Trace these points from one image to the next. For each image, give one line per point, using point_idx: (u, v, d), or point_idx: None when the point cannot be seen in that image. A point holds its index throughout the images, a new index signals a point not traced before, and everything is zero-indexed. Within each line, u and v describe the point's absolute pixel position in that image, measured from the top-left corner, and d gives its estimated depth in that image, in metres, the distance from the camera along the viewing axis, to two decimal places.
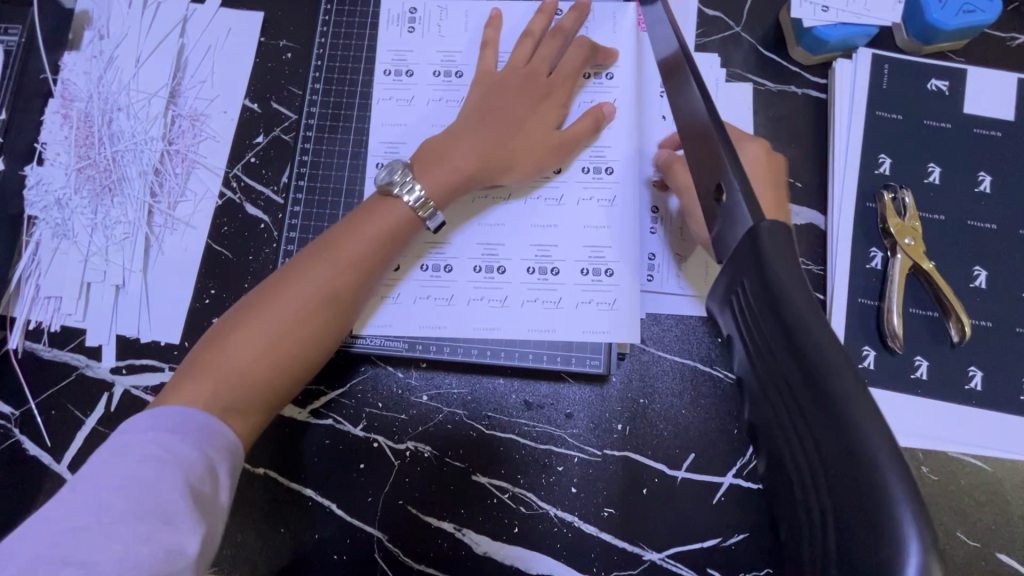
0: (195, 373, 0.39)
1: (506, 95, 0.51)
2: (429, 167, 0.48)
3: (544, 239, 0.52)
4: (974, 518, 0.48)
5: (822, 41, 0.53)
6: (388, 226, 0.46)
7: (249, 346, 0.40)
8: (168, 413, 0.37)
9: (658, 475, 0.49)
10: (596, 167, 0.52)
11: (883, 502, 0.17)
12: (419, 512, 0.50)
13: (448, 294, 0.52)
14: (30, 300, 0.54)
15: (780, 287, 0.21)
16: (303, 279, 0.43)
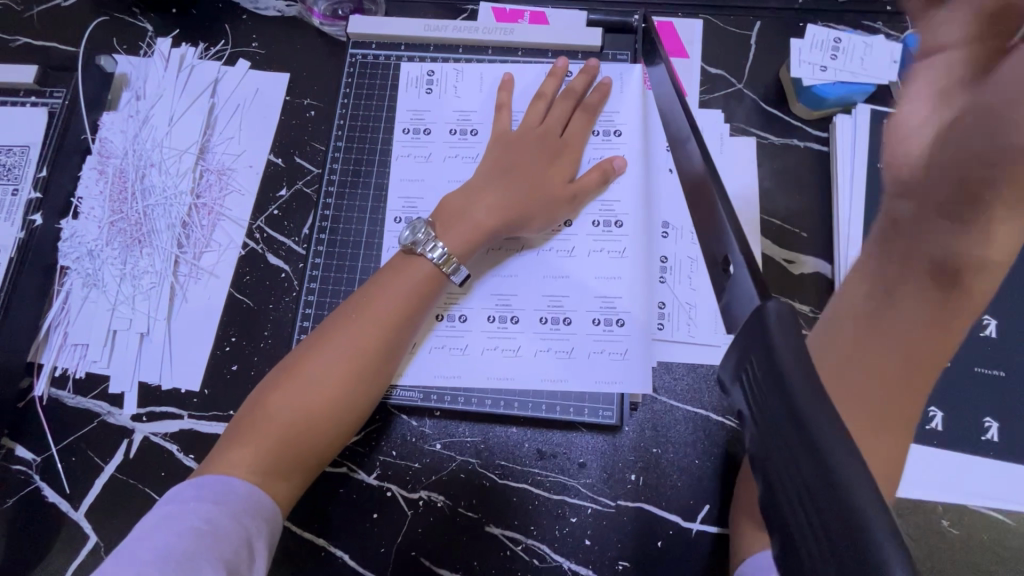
0: (235, 440, 0.42)
1: (522, 153, 0.53)
2: (451, 223, 0.50)
3: (557, 290, 0.53)
4: (997, 574, 0.47)
5: (821, 98, 0.56)
6: (414, 288, 0.47)
7: (285, 412, 0.42)
8: (213, 482, 0.40)
9: (673, 527, 0.49)
10: (606, 220, 0.54)
11: None
12: (432, 564, 0.49)
13: (463, 342, 0.53)
14: (58, 347, 0.55)
15: (786, 370, 0.22)
16: (334, 343, 0.45)
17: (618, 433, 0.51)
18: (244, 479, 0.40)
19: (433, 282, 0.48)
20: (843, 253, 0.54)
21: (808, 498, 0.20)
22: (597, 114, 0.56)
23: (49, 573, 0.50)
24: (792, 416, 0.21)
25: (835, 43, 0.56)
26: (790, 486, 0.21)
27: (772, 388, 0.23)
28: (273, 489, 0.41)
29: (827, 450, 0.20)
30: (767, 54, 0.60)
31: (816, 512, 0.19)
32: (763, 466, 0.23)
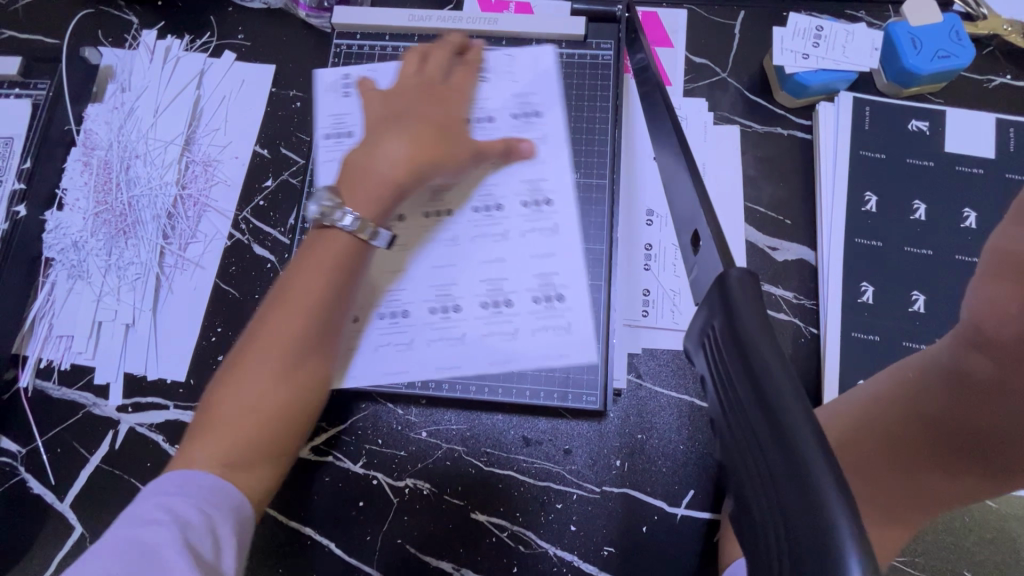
0: (197, 433, 0.38)
1: (419, 102, 0.47)
2: (356, 185, 0.42)
3: (494, 272, 0.52)
4: (978, 555, 0.47)
5: (803, 86, 0.56)
6: (350, 262, 0.41)
7: (239, 409, 0.38)
8: (180, 476, 0.37)
9: (658, 512, 0.49)
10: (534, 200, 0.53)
11: (830, 543, 0.18)
12: (419, 551, 0.49)
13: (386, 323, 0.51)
14: (43, 339, 0.55)
15: (747, 335, 0.23)
16: (267, 329, 0.39)
17: (603, 419, 0.51)
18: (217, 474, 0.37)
19: (354, 254, 0.41)
20: (826, 239, 0.54)
21: (764, 462, 0.21)
22: (478, 65, 0.52)
23: (34, 563, 0.50)
24: (752, 384, 0.22)
25: (817, 31, 0.57)
26: (745, 452, 0.22)
27: (729, 356, 0.23)
28: (246, 476, 0.38)
29: (780, 409, 0.20)
30: (750, 43, 0.61)
31: (772, 478, 0.20)
32: (724, 434, 0.24)
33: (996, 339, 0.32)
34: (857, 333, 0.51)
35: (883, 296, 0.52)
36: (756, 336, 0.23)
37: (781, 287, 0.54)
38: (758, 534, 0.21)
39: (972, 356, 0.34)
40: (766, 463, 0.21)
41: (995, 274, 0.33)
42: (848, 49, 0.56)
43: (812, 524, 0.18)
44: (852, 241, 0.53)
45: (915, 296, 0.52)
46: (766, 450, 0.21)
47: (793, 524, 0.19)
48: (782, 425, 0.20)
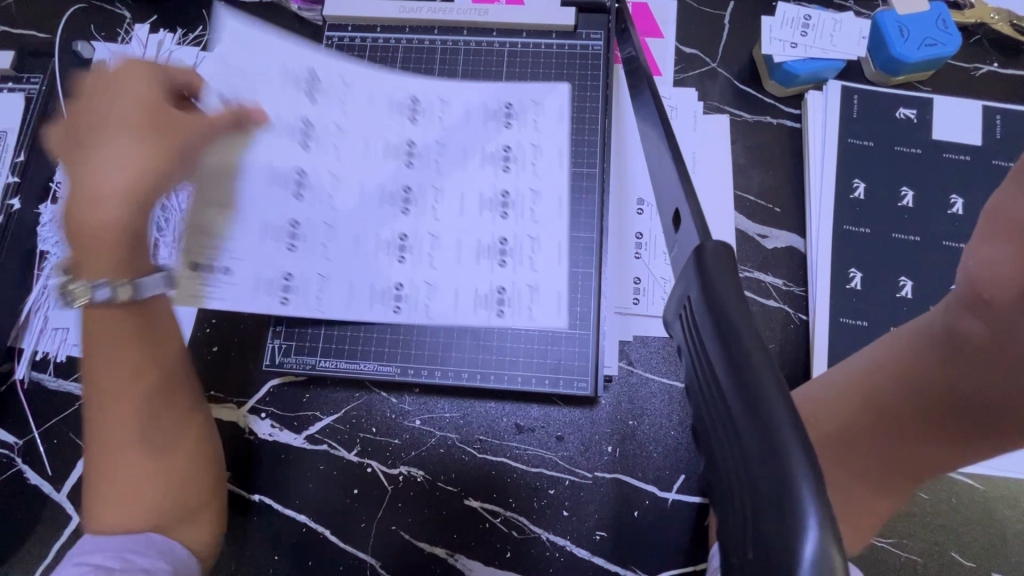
0: (99, 509, 0.41)
1: (95, 125, 0.43)
2: (80, 248, 0.41)
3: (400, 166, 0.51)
4: (966, 537, 0.48)
5: (792, 75, 0.56)
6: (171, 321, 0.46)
7: (141, 474, 0.42)
8: (100, 543, 0.40)
9: (649, 497, 0.50)
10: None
11: (789, 489, 0.18)
12: (413, 538, 0.50)
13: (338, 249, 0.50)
14: (38, 332, 0.56)
15: (720, 302, 0.24)
16: (127, 405, 0.42)
17: (594, 405, 0.52)
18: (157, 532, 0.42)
19: (139, 315, 0.43)
20: (814, 226, 0.54)
21: (733, 424, 0.21)
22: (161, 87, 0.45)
23: (32, 553, 0.51)
24: (722, 347, 0.23)
25: (805, 20, 0.57)
26: (716, 416, 0.22)
27: (703, 324, 0.24)
28: (185, 531, 0.44)
29: (746, 368, 0.21)
30: (739, 33, 0.61)
31: (741, 440, 0.21)
32: (697, 401, 0.24)
33: (993, 304, 0.31)
34: (845, 319, 0.52)
35: (871, 282, 0.53)
36: (728, 304, 0.23)
37: (770, 274, 0.54)
38: (727, 494, 0.21)
39: (964, 321, 0.34)
40: (735, 424, 0.21)
41: (994, 238, 0.30)
42: (837, 37, 0.56)
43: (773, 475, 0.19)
44: (840, 228, 0.54)
45: (902, 282, 0.52)
46: (735, 411, 0.21)
47: (757, 475, 0.20)
48: (750, 387, 0.21)
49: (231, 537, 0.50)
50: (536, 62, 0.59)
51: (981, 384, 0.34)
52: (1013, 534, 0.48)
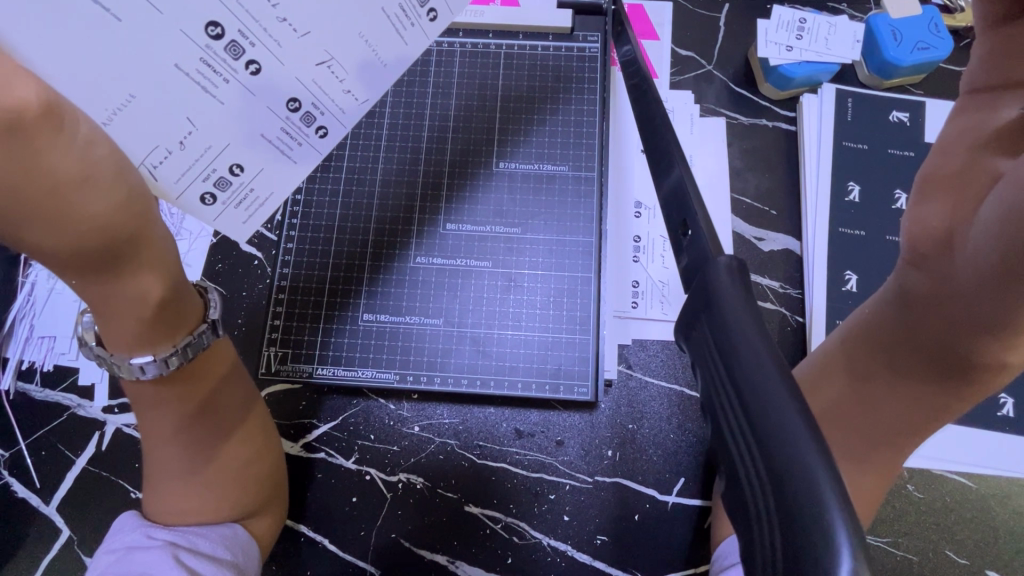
0: (183, 498, 0.44)
1: None
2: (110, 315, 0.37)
3: (380, 60, 0.40)
4: (960, 535, 0.49)
5: (788, 78, 0.57)
6: (229, 362, 0.44)
7: (216, 483, 0.44)
8: (189, 530, 0.43)
9: (649, 501, 0.50)
10: (246, 23, 0.34)
11: (817, 510, 0.18)
12: (413, 545, 0.50)
13: (282, 162, 0.41)
14: (24, 341, 0.54)
15: (729, 324, 0.24)
16: (192, 428, 0.43)
17: (595, 410, 0.52)
18: (231, 523, 0.45)
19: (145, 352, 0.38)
20: (810, 228, 0.55)
21: (752, 437, 0.21)
22: None
23: (20, 568, 0.49)
24: (732, 369, 0.23)
25: (800, 24, 0.57)
26: (732, 427, 0.22)
27: (716, 338, 0.24)
28: (258, 526, 0.46)
29: (763, 396, 0.21)
30: (735, 35, 0.61)
31: (764, 453, 0.20)
32: (708, 416, 0.24)
33: (928, 256, 0.36)
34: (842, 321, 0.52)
35: (866, 285, 0.53)
36: (741, 322, 0.24)
37: (768, 277, 0.55)
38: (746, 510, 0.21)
39: (910, 277, 0.37)
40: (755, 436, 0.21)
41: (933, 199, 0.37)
42: (831, 41, 0.57)
43: (800, 493, 0.19)
44: (835, 230, 0.54)
45: None
46: (754, 423, 0.21)
47: (784, 492, 0.19)
48: (771, 405, 0.21)
49: None
50: (533, 65, 0.58)
51: (940, 328, 0.34)
52: (1005, 531, 0.49)
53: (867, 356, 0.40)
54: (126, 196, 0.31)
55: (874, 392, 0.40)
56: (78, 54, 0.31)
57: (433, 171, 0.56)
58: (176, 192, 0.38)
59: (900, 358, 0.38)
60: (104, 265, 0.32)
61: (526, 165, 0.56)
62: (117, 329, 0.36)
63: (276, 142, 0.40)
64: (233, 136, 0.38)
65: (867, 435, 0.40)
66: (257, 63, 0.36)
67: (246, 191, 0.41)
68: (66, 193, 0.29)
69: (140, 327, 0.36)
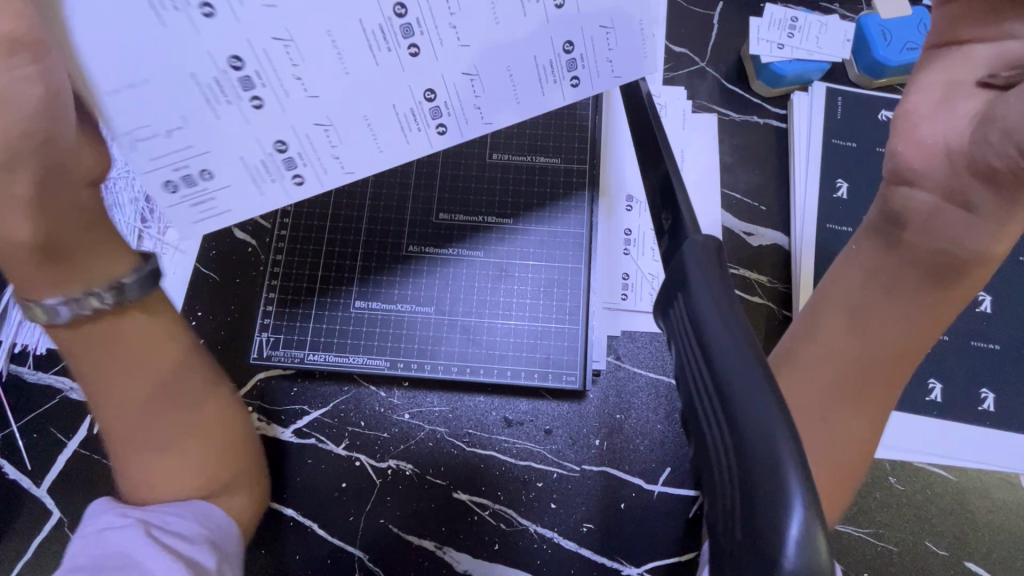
0: (154, 477, 0.44)
1: None
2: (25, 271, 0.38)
3: (367, 151, 0.42)
4: (941, 527, 0.49)
5: (779, 75, 0.57)
6: (164, 332, 0.43)
7: (185, 463, 0.44)
8: (165, 507, 0.43)
9: (635, 489, 0.50)
10: (264, 64, 0.36)
11: (776, 475, 0.19)
12: (401, 531, 0.50)
13: (247, 189, 0.40)
14: (18, 323, 0.54)
15: (704, 298, 0.25)
16: (151, 400, 0.43)
17: (583, 399, 0.53)
18: (207, 503, 0.44)
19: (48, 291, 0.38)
20: (799, 224, 0.55)
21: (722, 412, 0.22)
22: None
23: (11, 548, 0.50)
24: (704, 342, 0.24)
25: (792, 22, 0.58)
26: (702, 392, 0.23)
27: (693, 312, 0.25)
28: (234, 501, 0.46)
29: (733, 367, 0.22)
30: (728, 33, 0.62)
31: (732, 424, 0.21)
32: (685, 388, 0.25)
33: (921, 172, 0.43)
34: None
35: None
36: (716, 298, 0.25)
37: (756, 271, 0.55)
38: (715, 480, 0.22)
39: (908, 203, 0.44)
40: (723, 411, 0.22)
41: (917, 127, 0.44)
42: (822, 39, 0.58)
43: (762, 460, 0.20)
44: (824, 226, 0.55)
45: None
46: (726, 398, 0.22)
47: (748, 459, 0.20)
48: (740, 376, 0.22)
49: None
50: None
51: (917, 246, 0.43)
52: (983, 522, 0.50)
53: (854, 295, 0.45)
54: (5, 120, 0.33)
55: (867, 330, 0.44)
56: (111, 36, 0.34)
57: (428, 161, 0.57)
58: (143, 173, 0.38)
59: (886, 281, 0.44)
60: None
61: (520, 156, 0.57)
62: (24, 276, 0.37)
63: (250, 171, 0.40)
64: (215, 150, 0.38)
65: (856, 375, 0.44)
66: (262, 100, 0.37)
67: (207, 197, 0.40)
68: None
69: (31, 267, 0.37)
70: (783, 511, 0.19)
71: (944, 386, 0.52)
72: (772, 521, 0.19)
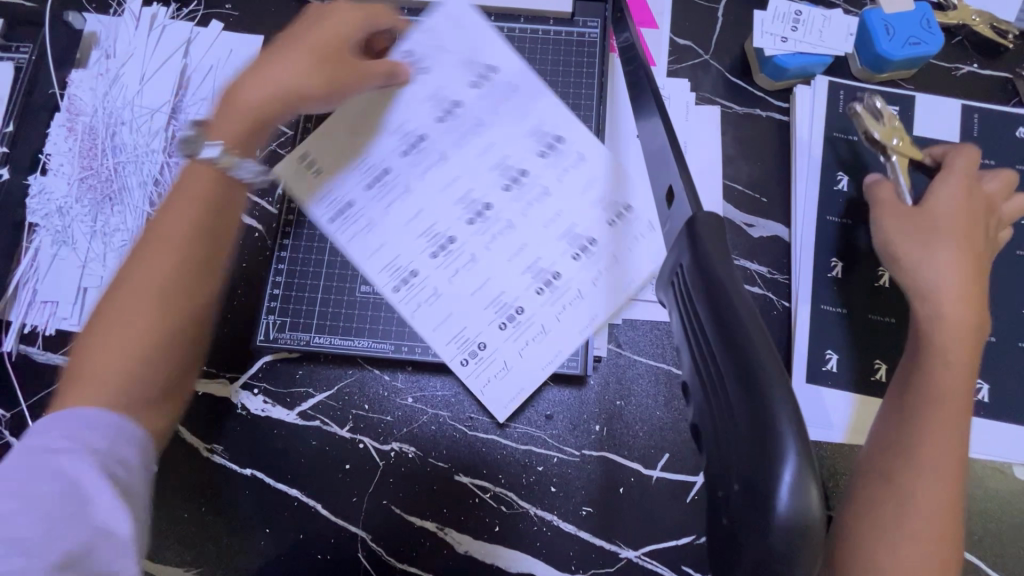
0: (83, 376, 0.36)
1: None
2: (224, 118, 0.44)
3: (491, 292, 0.52)
4: None
5: (782, 69, 0.58)
6: (189, 221, 0.40)
7: (109, 335, 0.36)
8: (69, 416, 0.34)
9: (634, 474, 0.51)
10: (456, 212, 0.53)
11: (767, 422, 0.20)
12: (403, 512, 0.51)
13: (376, 271, 0.52)
14: (27, 304, 0.55)
15: (707, 261, 0.26)
16: (149, 275, 0.38)
17: (584, 385, 0.53)
18: (102, 409, 0.35)
19: (221, 185, 0.42)
20: (799, 216, 0.56)
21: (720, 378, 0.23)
22: None
23: None
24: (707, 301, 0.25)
25: (796, 16, 0.58)
26: (705, 346, 0.25)
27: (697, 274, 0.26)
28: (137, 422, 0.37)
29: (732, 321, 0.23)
30: (732, 27, 0.62)
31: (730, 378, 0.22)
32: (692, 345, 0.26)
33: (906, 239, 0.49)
34: (827, 306, 0.54)
35: (851, 272, 0.54)
36: (716, 260, 0.25)
37: (756, 262, 0.56)
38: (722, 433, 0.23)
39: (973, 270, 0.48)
40: (721, 377, 0.23)
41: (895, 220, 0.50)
42: (825, 33, 0.58)
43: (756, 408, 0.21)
44: (824, 219, 0.56)
45: (881, 271, 0.54)
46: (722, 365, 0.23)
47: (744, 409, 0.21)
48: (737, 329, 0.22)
49: (217, 508, 0.51)
50: (535, 48, 0.59)
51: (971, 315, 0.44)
52: (976, 511, 0.51)
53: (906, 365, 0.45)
54: (277, 93, 0.45)
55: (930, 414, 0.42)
56: (439, 171, 0.53)
57: None
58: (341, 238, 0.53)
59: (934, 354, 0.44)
60: (293, 103, 0.46)
61: None
62: (227, 122, 0.44)
63: (403, 267, 0.52)
64: (417, 240, 0.53)
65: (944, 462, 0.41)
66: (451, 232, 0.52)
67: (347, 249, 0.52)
68: (275, 65, 0.46)
69: (248, 124, 0.44)
70: (777, 457, 0.20)
71: None
72: (766, 465, 0.20)
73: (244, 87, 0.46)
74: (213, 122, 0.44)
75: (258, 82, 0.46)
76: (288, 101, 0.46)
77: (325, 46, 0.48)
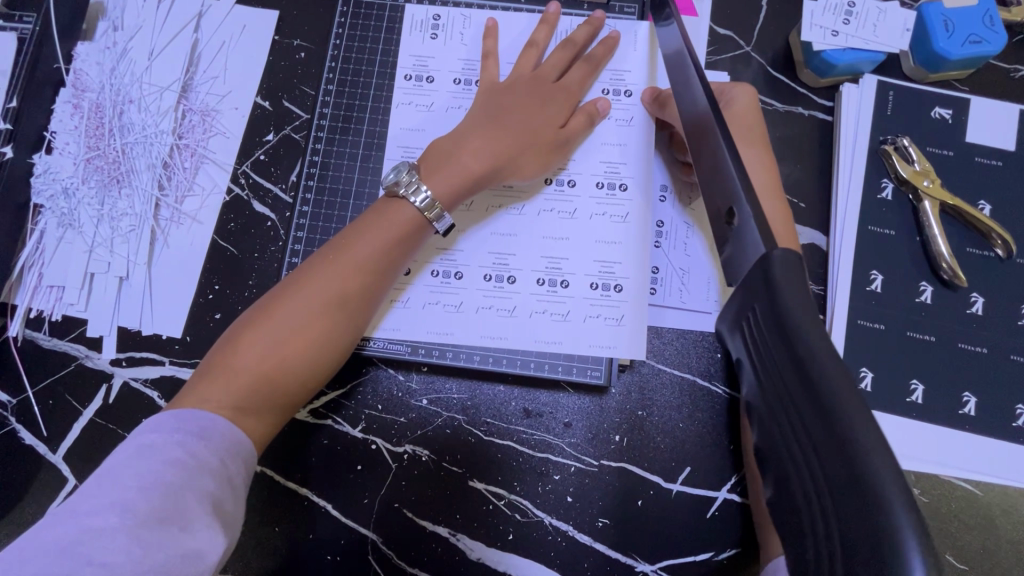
0: (211, 374, 0.40)
1: None
2: (436, 167, 0.49)
3: (562, 257, 0.53)
4: (962, 541, 0.49)
5: (831, 64, 0.54)
6: (363, 259, 0.45)
7: (262, 338, 0.41)
8: (186, 414, 0.38)
9: (654, 487, 0.50)
10: (575, 198, 0.54)
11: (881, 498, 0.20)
12: (415, 515, 0.50)
13: (508, 240, 0.54)
14: (33, 288, 0.54)
15: (788, 310, 0.25)
16: (310, 302, 0.43)
17: (605, 394, 0.52)
18: (213, 413, 0.38)
19: (415, 228, 0.47)
20: (839, 225, 0.53)
21: (811, 444, 0.23)
22: None
23: (27, 512, 0.50)
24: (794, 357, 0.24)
25: (849, 7, 0.54)
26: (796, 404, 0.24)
27: (778, 325, 0.26)
28: (246, 424, 0.40)
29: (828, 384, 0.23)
30: (777, 16, 0.58)
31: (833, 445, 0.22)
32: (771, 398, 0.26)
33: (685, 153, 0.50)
34: (864, 321, 0.51)
35: (892, 286, 0.52)
36: (795, 309, 0.25)
37: None
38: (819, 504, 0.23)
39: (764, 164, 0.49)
40: (813, 438, 0.23)
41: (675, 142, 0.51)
42: (879, 27, 0.54)
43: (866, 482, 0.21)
44: (864, 228, 0.53)
45: (923, 287, 0.52)
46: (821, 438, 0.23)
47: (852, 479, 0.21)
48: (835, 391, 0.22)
49: None
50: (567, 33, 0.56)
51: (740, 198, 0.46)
52: (1006, 540, 0.49)
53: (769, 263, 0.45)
54: (504, 154, 0.50)
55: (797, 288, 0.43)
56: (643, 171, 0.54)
57: None
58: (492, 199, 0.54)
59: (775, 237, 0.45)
60: (444, 158, 0.49)
61: None
62: (447, 171, 0.48)
63: (511, 229, 0.54)
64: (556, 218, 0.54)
65: None
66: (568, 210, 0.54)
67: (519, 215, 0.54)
68: (501, 123, 0.51)
69: (458, 177, 0.49)
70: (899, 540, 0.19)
71: (979, 400, 0.50)
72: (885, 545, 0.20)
73: (462, 147, 0.49)
74: (424, 170, 0.49)
75: (460, 146, 0.49)
76: (496, 173, 0.50)
77: (534, 128, 0.51)
